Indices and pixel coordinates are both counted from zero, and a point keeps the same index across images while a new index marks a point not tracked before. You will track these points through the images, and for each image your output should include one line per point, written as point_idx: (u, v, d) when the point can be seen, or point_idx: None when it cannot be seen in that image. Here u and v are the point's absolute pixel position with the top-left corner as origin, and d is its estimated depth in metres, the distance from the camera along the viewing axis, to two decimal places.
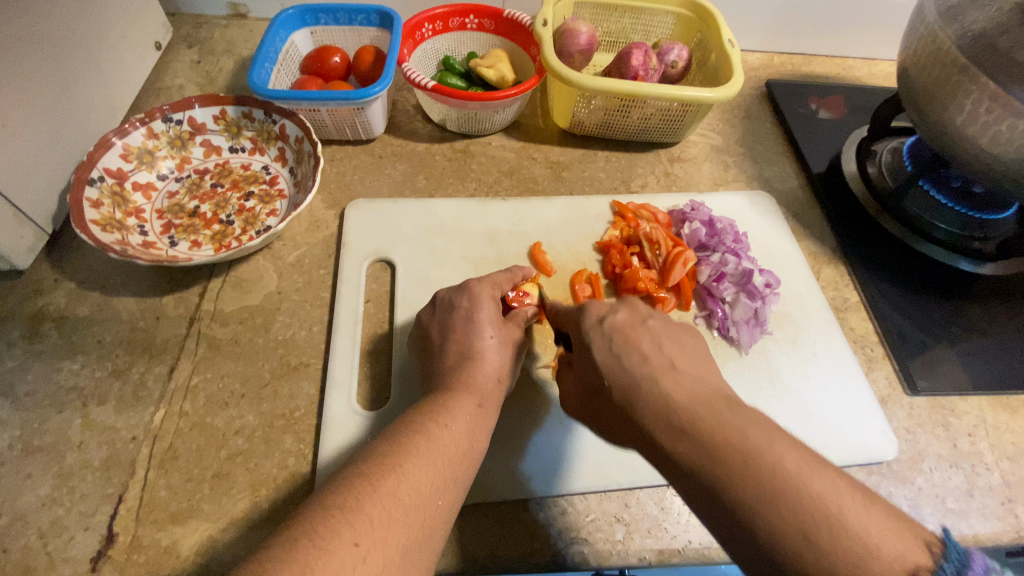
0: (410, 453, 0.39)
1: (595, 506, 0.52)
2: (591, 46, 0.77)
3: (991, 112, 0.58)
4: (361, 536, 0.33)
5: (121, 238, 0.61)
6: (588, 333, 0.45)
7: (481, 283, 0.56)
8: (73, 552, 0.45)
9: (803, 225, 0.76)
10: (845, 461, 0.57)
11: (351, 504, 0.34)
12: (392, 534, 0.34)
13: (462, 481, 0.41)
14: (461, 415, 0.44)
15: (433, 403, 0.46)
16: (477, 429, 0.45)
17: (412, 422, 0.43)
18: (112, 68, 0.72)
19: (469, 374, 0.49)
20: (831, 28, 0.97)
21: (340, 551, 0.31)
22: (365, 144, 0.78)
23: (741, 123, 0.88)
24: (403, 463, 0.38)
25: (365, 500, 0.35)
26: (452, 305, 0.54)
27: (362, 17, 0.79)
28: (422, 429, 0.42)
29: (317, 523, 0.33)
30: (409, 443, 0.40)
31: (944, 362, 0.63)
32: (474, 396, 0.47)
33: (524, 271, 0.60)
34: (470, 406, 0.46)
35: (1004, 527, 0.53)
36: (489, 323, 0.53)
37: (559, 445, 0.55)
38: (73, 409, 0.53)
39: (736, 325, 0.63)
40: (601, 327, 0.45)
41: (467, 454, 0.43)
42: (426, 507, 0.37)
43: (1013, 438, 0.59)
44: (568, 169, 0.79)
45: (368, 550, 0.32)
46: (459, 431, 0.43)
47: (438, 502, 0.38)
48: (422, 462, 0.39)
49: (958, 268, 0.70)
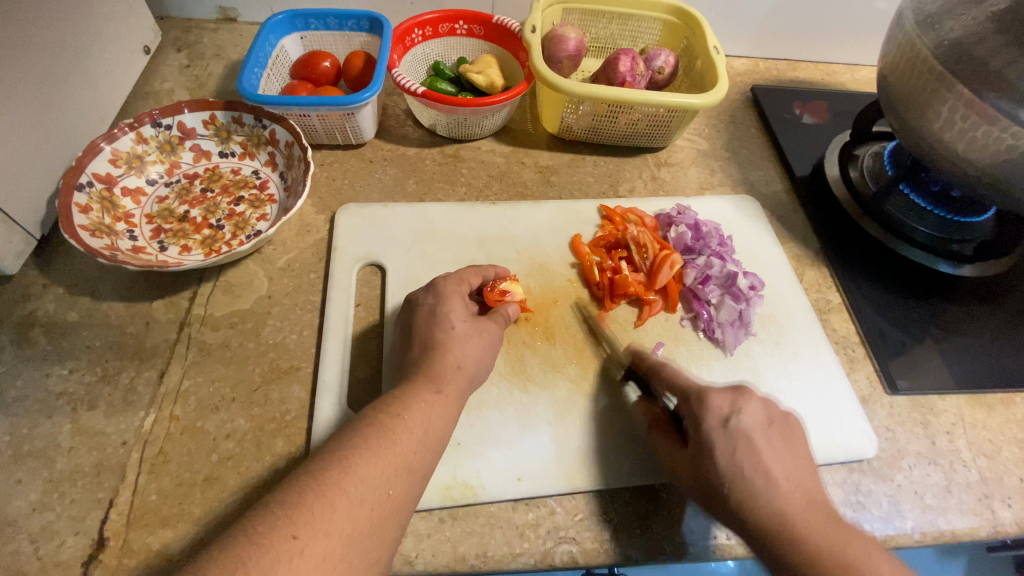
0: (359, 446, 0.41)
1: (696, 512, 0.53)
2: (579, 52, 0.78)
3: (966, 119, 0.60)
4: (301, 528, 0.35)
5: (110, 243, 0.61)
6: (709, 431, 0.47)
7: (446, 279, 0.57)
8: (64, 556, 0.46)
9: (787, 228, 0.78)
10: (828, 460, 0.58)
11: (293, 499, 0.37)
12: (335, 525, 0.36)
13: (417, 469, 0.43)
14: (415, 404, 0.46)
15: (391, 395, 0.47)
16: (433, 415, 0.46)
17: (366, 416, 0.45)
18: (100, 73, 0.72)
19: (431, 364, 0.50)
20: (815, 35, 0.99)
21: (278, 544, 0.34)
22: (356, 149, 0.79)
23: (727, 128, 0.89)
24: (352, 456, 0.40)
25: (307, 495, 0.37)
26: (416, 303, 0.56)
27: (352, 22, 0.79)
28: (375, 422, 0.44)
29: (261, 519, 0.35)
30: (360, 437, 0.42)
31: (922, 362, 0.64)
32: (434, 384, 0.49)
33: (496, 269, 0.61)
34: (426, 394, 0.47)
35: (980, 521, 0.55)
36: (469, 322, 0.54)
37: (564, 448, 0.55)
38: (63, 414, 0.53)
39: (721, 326, 0.64)
40: (725, 428, 0.47)
41: (422, 440, 0.44)
42: (373, 500, 0.39)
43: (990, 435, 0.60)
44: (557, 173, 0.80)
45: (307, 542, 0.35)
46: (414, 420, 0.45)
47: (389, 491, 0.40)
48: (371, 454, 0.41)
49: (938, 270, 0.72)
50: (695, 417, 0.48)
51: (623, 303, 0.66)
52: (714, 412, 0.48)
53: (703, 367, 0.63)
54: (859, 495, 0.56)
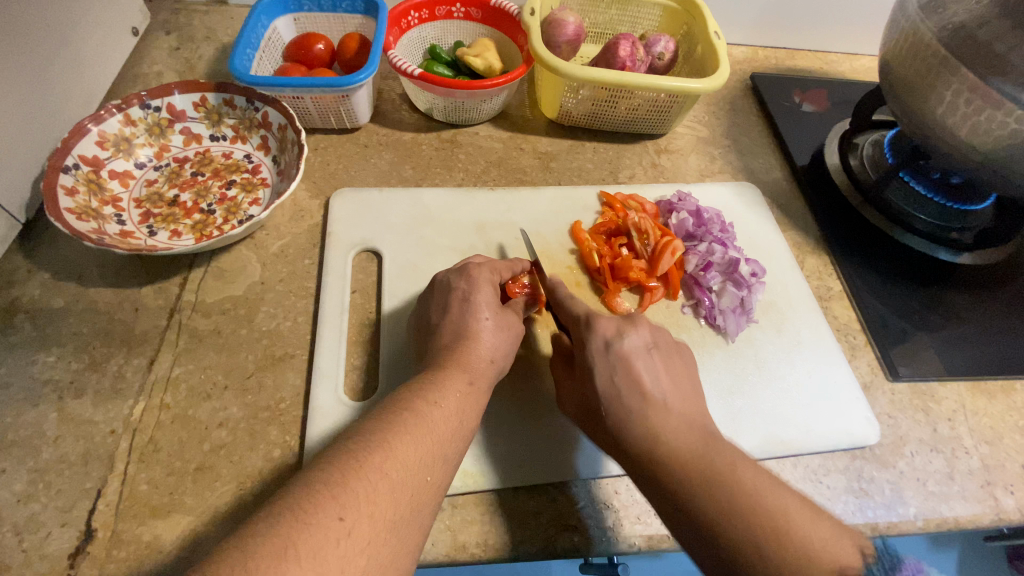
0: (400, 430, 0.40)
1: None
2: (578, 37, 0.77)
3: (970, 103, 0.59)
4: (347, 510, 0.33)
5: (97, 227, 0.59)
6: (592, 354, 0.49)
7: (480, 267, 0.56)
8: (50, 548, 0.44)
9: (787, 216, 0.77)
10: (829, 446, 0.57)
11: (337, 479, 0.35)
12: (379, 508, 0.35)
13: (452, 458, 0.42)
14: (449, 392, 0.45)
15: (423, 381, 0.46)
16: (465, 406, 0.45)
17: (402, 399, 0.44)
18: (86, 53, 0.70)
19: (462, 353, 0.49)
20: (814, 23, 0.98)
21: (325, 524, 0.32)
22: (350, 133, 0.77)
23: (727, 116, 0.88)
24: (392, 440, 0.39)
25: (351, 475, 0.35)
26: (449, 287, 0.54)
27: (347, 4, 0.77)
28: (412, 408, 0.42)
29: (304, 497, 0.33)
30: (396, 420, 0.41)
31: (923, 349, 0.64)
32: (467, 374, 0.48)
33: (523, 263, 0.60)
34: (460, 384, 0.46)
35: (982, 508, 0.54)
36: (488, 307, 0.53)
37: (564, 433, 0.54)
38: (48, 402, 0.51)
39: (723, 313, 0.63)
40: (607, 351, 0.48)
41: (457, 432, 0.43)
42: (414, 484, 0.38)
43: (991, 422, 0.60)
44: (556, 159, 0.78)
45: (354, 523, 0.33)
46: (449, 409, 0.44)
47: (428, 478, 0.39)
48: (411, 439, 0.40)
49: (937, 257, 0.72)
50: (583, 341, 0.50)
51: (625, 290, 0.65)
52: (598, 335, 0.49)
53: (705, 355, 0.62)
54: (862, 483, 0.56)
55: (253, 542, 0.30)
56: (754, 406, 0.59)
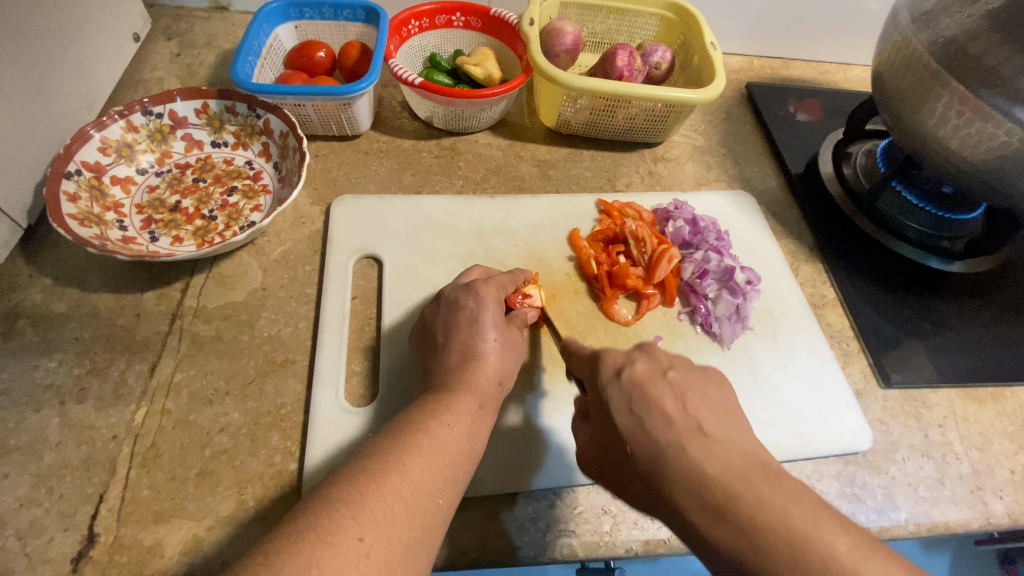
0: (414, 452, 0.40)
1: None
2: (576, 46, 0.78)
3: (961, 115, 0.60)
4: (366, 531, 0.34)
5: (100, 233, 0.59)
6: (605, 386, 0.45)
7: (487, 285, 0.56)
8: (53, 553, 0.44)
9: (781, 224, 0.78)
10: (823, 452, 0.58)
11: (355, 498, 0.35)
12: (395, 530, 0.35)
13: (461, 478, 0.43)
14: (462, 416, 0.46)
15: (434, 402, 0.47)
16: (470, 422, 0.46)
17: (414, 419, 0.44)
18: (87, 59, 0.70)
19: (468, 373, 0.50)
20: (808, 34, 0.99)
21: (346, 545, 0.32)
22: (351, 141, 0.78)
23: (723, 125, 0.90)
24: (407, 461, 0.39)
25: (369, 496, 0.36)
26: (458, 306, 0.55)
27: (348, 12, 0.78)
28: (426, 429, 0.43)
29: (323, 515, 0.34)
30: (410, 440, 0.41)
31: (914, 357, 0.65)
32: (476, 398, 0.48)
33: (524, 274, 0.61)
34: (470, 407, 0.47)
35: (972, 513, 0.55)
36: (493, 328, 0.54)
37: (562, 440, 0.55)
38: (50, 407, 0.51)
39: (718, 320, 0.64)
40: (619, 381, 0.44)
41: (467, 454, 0.44)
42: (426, 506, 0.38)
43: (981, 428, 0.61)
44: (555, 167, 0.79)
45: (372, 544, 0.34)
46: (460, 430, 0.44)
47: (439, 500, 0.39)
48: (426, 461, 0.40)
49: (929, 266, 0.73)
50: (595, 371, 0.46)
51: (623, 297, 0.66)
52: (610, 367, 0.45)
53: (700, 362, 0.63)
54: (855, 488, 0.57)
55: (276, 559, 0.31)
56: (749, 413, 0.60)
